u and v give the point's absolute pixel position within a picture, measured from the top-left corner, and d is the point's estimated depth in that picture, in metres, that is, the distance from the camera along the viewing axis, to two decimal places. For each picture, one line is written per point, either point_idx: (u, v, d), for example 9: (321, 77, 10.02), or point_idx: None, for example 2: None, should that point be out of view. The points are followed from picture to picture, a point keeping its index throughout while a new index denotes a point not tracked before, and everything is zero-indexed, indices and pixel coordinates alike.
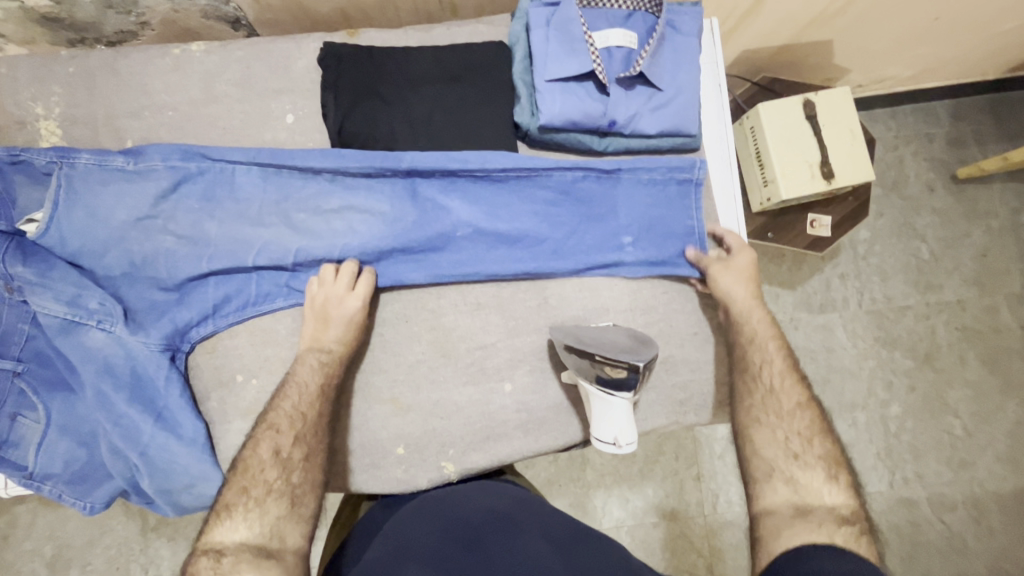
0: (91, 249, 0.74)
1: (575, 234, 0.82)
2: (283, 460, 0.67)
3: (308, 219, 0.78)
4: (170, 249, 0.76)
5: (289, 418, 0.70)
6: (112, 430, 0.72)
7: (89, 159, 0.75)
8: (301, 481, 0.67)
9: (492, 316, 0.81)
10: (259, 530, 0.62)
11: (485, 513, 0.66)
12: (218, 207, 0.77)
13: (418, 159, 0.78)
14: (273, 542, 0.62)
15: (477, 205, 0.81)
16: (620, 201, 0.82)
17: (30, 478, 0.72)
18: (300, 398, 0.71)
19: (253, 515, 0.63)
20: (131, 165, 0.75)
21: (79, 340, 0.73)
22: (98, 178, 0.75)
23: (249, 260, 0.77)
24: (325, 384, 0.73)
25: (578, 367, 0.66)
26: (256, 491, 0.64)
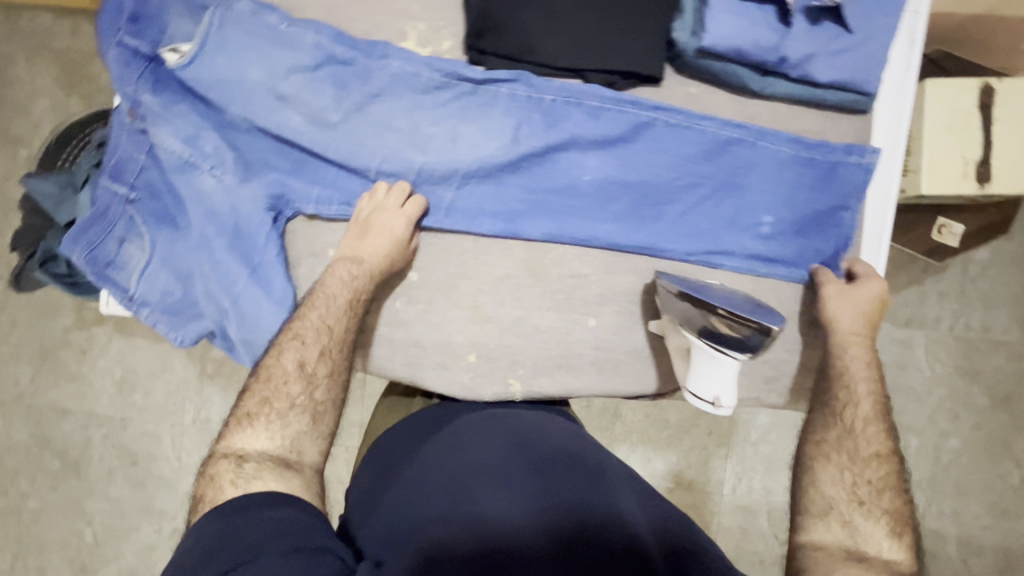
0: (219, 96, 0.73)
1: (707, 205, 0.75)
2: (306, 373, 0.66)
3: (433, 129, 0.74)
4: (295, 123, 0.74)
5: (315, 330, 0.69)
6: (210, 277, 0.75)
7: (247, 7, 0.73)
8: (324, 397, 0.67)
9: (593, 247, 0.76)
10: (279, 441, 0.63)
11: (516, 463, 0.62)
12: (355, 81, 0.74)
13: (566, 86, 0.74)
14: (291, 454, 0.62)
15: (609, 151, 0.75)
16: (767, 177, 0.74)
17: (130, 300, 0.76)
18: (329, 310, 0.70)
19: (275, 426, 0.63)
20: (283, 26, 0.73)
21: (191, 181, 0.74)
22: (246, 28, 0.73)
23: (372, 166, 0.74)
24: (354, 299, 0.71)
25: (686, 317, 0.63)
26: (278, 403, 0.64)
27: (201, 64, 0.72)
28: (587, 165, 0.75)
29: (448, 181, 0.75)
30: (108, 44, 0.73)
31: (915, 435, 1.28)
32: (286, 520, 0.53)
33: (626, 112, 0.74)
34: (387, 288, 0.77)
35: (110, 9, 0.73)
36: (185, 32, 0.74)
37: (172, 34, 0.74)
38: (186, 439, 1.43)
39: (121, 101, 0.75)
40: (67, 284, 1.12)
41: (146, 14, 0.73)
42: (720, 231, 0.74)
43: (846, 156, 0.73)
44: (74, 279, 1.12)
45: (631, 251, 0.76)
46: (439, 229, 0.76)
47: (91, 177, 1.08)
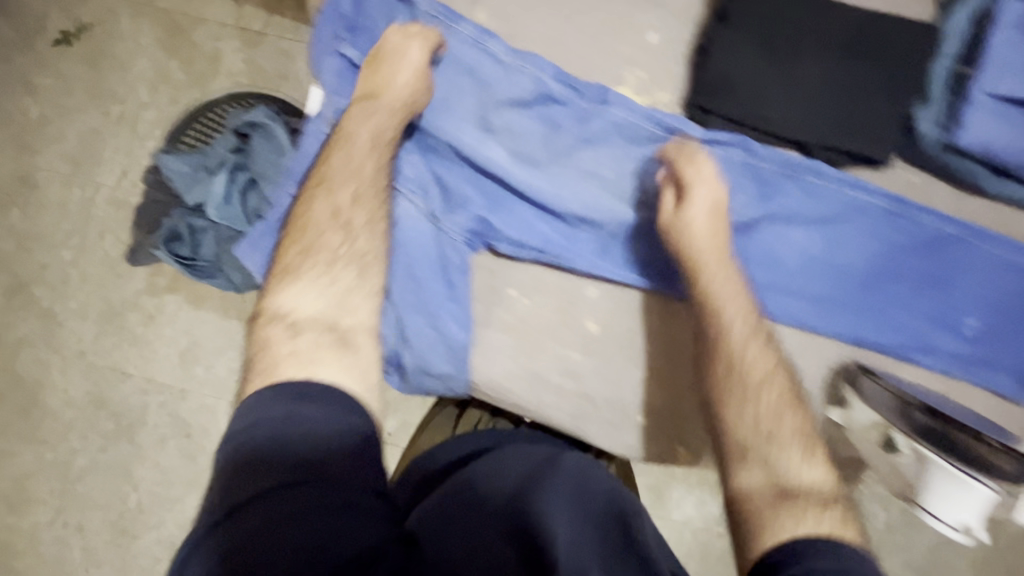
0: (433, 122, 0.72)
1: (910, 297, 0.72)
2: (343, 220, 0.64)
3: (642, 184, 0.73)
4: (502, 159, 0.72)
5: (344, 173, 0.66)
6: (396, 304, 0.73)
7: (470, 32, 0.71)
8: (366, 244, 0.65)
9: (785, 326, 0.74)
10: (327, 289, 0.61)
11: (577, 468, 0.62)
12: (567, 127, 0.72)
13: (787, 157, 0.71)
14: (342, 325, 0.60)
15: (816, 228, 0.72)
16: (978, 278, 0.71)
17: None
18: (356, 151, 0.67)
19: (322, 270, 0.62)
20: (505, 56, 0.71)
21: (389, 205, 0.72)
22: (470, 55, 0.72)
23: (576, 209, 0.72)
24: (380, 136, 0.68)
25: (925, 430, 0.67)
26: (322, 255, 0.63)
27: (420, 88, 0.71)
28: (792, 239, 0.73)
29: (646, 239, 0.74)
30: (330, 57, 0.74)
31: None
32: (351, 438, 0.51)
33: (844, 192, 0.71)
34: (564, 336, 0.75)
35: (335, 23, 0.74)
36: (403, 50, 0.72)
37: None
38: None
39: (328, 114, 0.74)
40: (186, 264, 1.10)
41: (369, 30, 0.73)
42: (919, 328, 0.72)
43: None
44: (193, 260, 1.11)
45: (823, 334, 0.73)
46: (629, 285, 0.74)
47: (231, 160, 1.08)
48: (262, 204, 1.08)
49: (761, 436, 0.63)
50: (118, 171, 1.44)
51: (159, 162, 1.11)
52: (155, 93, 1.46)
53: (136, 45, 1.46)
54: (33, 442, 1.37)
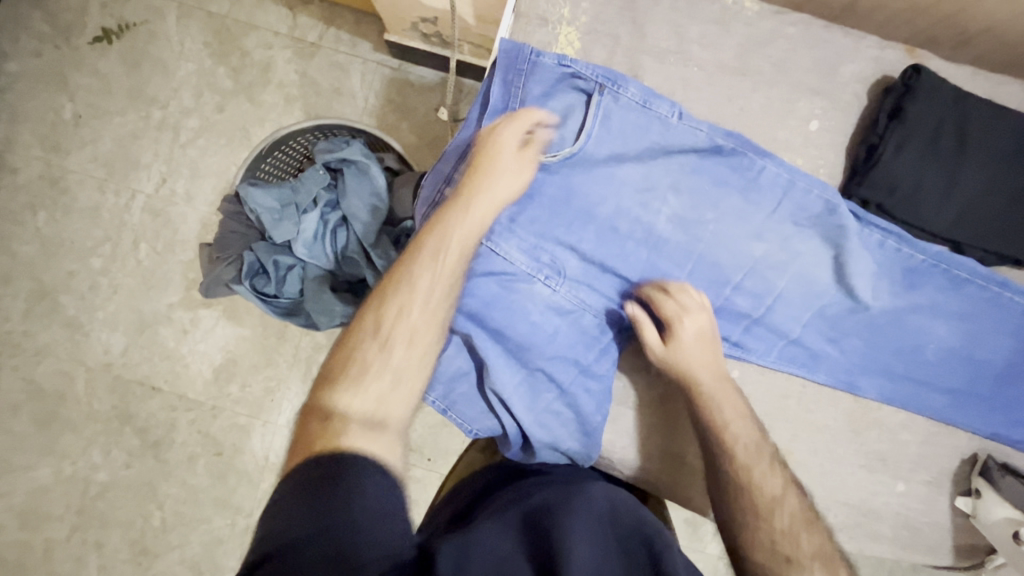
0: (595, 191, 0.72)
1: None
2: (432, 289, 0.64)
3: (789, 266, 0.73)
4: (662, 227, 0.73)
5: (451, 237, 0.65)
6: (529, 380, 0.72)
7: (635, 95, 0.70)
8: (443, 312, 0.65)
9: (918, 414, 0.75)
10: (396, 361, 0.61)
11: (597, 534, 0.56)
12: (715, 213, 0.72)
13: (943, 254, 0.72)
14: (379, 411, 0.57)
15: (960, 321, 0.73)
16: None
17: None
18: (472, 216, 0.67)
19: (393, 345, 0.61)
20: (674, 117, 0.70)
21: (526, 292, 0.72)
22: (638, 116, 0.70)
23: (731, 284, 0.74)
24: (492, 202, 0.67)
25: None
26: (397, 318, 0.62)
27: (586, 154, 0.71)
28: (936, 332, 0.73)
29: (792, 318, 0.74)
30: (466, 130, 0.70)
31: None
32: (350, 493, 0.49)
33: (990, 291, 0.72)
34: None
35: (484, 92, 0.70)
36: (558, 139, 0.70)
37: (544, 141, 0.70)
38: (275, 440, 1.23)
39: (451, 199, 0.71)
40: (268, 300, 1.06)
41: (510, 109, 0.69)
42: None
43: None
44: (275, 297, 1.06)
45: (955, 426, 0.75)
46: (770, 368, 0.75)
47: (320, 198, 1.05)
48: (350, 244, 1.04)
49: (770, 497, 0.64)
50: (157, 179, 1.27)
51: (244, 194, 1.05)
52: (199, 100, 1.28)
53: (181, 49, 1.28)
54: (53, 455, 1.23)
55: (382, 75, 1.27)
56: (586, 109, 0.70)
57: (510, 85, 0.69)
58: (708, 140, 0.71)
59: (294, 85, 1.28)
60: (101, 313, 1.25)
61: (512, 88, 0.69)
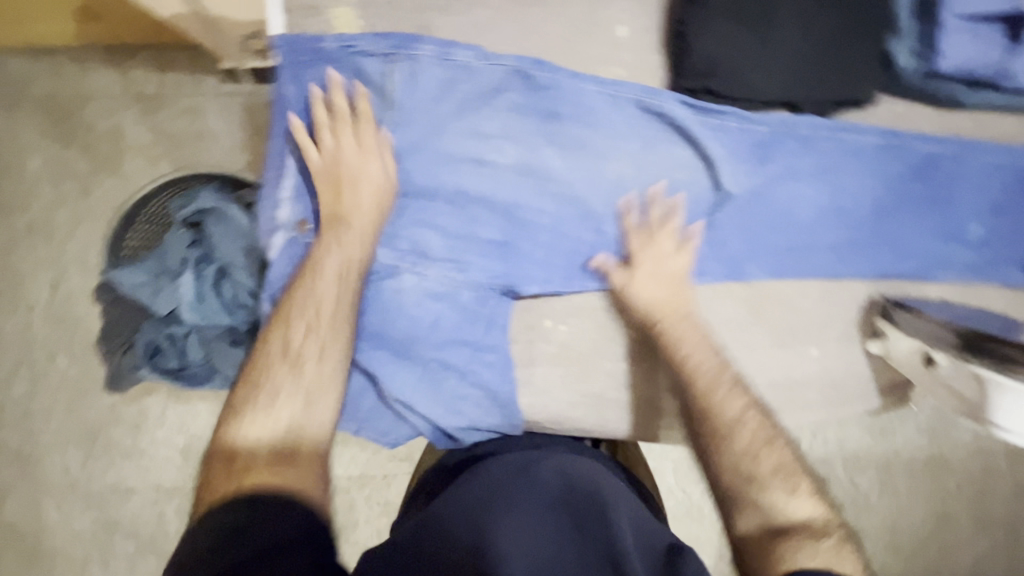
0: (427, 165, 0.68)
1: (917, 222, 0.74)
2: (292, 356, 0.60)
3: (644, 178, 0.71)
4: (509, 179, 0.70)
5: (306, 307, 0.62)
6: (426, 373, 0.70)
7: (430, 52, 0.66)
8: (315, 376, 0.60)
9: (812, 280, 0.75)
10: (274, 429, 0.57)
11: (552, 524, 0.53)
12: (555, 149, 0.69)
13: (783, 117, 0.71)
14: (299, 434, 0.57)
15: (823, 177, 0.73)
16: (969, 184, 0.74)
17: None
18: (323, 285, 0.63)
19: (265, 416, 0.57)
20: (476, 62, 0.67)
21: (396, 284, 0.69)
22: (441, 74, 0.66)
23: (595, 214, 0.71)
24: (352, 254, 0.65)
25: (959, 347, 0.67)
26: (265, 389, 0.58)
27: (404, 129, 0.67)
28: (805, 194, 0.73)
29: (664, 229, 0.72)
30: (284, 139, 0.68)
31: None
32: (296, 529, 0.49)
33: (838, 138, 0.72)
34: (611, 352, 0.75)
35: (277, 100, 0.67)
36: (372, 122, 0.67)
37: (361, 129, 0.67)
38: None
39: (291, 218, 0.68)
40: (178, 376, 1.01)
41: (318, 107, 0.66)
42: (932, 247, 0.75)
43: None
44: (183, 370, 1.01)
45: (849, 278, 0.76)
46: None
47: (191, 255, 0.99)
48: (240, 291, 0.99)
49: (770, 478, 0.59)
50: (49, 285, 1.17)
51: (113, 278, 1.00)
52: (59, 188, 1.18)
53: (15, 143, 1.18)
54: None
55: (232, 102, 1.19)
56: (387, 82, 0.66)
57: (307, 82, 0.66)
58: (519, 75, 0.68)
59: (151, 146, 1.19)
60: (46, 436, 1.16)
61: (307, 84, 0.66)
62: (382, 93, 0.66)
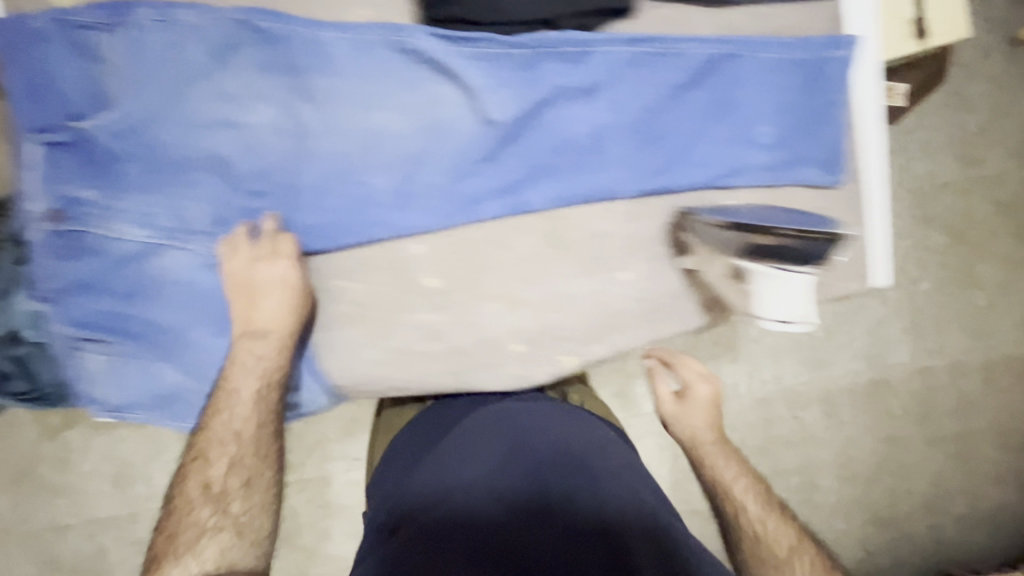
0: (174, 135, 0.65)
1: (705, 129, 0.72)
2: (215, 494, 0.62)
3: (407, 121, 0.69)
4: (263, 139, 0.67)
5: (224, 437, 0.64)
6: (205, 352, 0.68)
7: (151, 17, 0.64)
8: (241, 509, 0.62)
9: (607, 202, 0.73)
10: (203, 565, 0.58)
11: (555, 477, 0.55)
12: (308, 102, 0.67)
13: (540, 36, 0.68)
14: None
15: (595, 95, 0.70)
16: (753, 83, 0.72)
17: (112, 410, 0.69)
18: (235, 412, 0.65)
19: (184, 558, 0.58)
20: (201, 23, 0.65)
21: (161, 263, 0.66)
22: (168, 40, 0.64)
23: (362, 164, 0.69)
24: (266, 383, 0.66)
25: (738, 243, 0.70)
26: (187, 534, 0.60)
27: (139, 100, 0.64)
28: (579, 116, 0.70)
29: (435, 173, 0.70)
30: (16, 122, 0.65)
31: (988, 286, 1.35)
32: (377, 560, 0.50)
33: (607, 52, 0.69)
34: (413, 304, 0.72)
35: (7, 89, 0.65)
36: (106, 97, 0.64)
37: (96, 105, 0.64)
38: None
39: (38, 206, 0.65)
40: None
41: (46, 87, 0.64)
42: (725, 154, 0.72)
43: (828, 55, 0.71)
44: None
45: (644, 197, 0.73)
46: (446, 229, 0.71)
47: None
48: None
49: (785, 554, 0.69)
50: None
51: None
52: None
53: None
54: None
55: None
56: (113, 54, 0.64)
57: (30, 64, 0.64)
58: (252, 30, 0.65)
59: None
60: None
61: (31, 66, 0.64)
62: (110, 65, 0.64)
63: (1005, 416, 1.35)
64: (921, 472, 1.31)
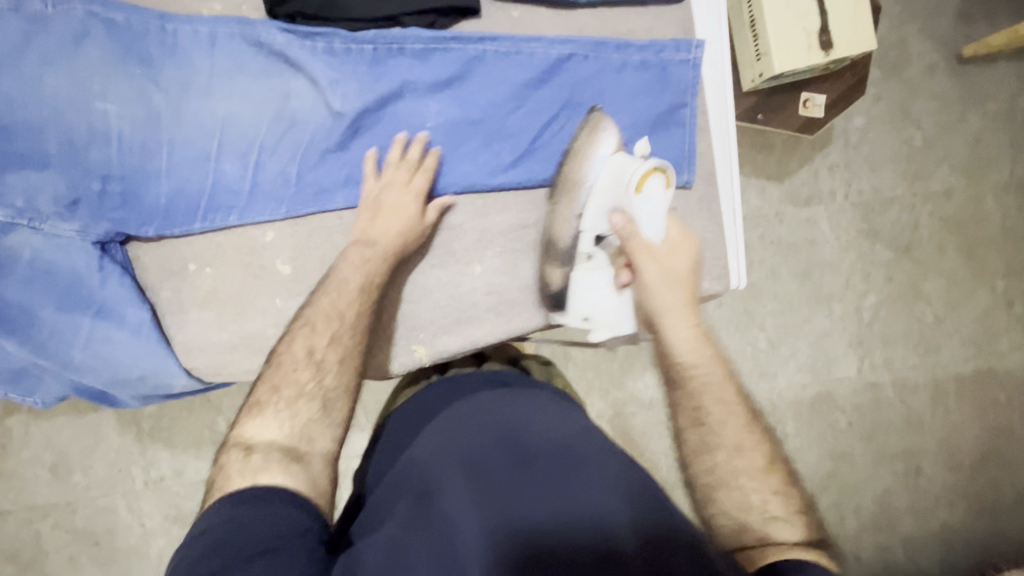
0: (27, 118, 0.68)
1: (551, 126, 0.75)
2: (317, 360, 0.62)
3: (256, 111, 0.71)
4: (115, 125, 0.69)
5: (327, 316, 0.65)
6: (50, 329, 0.69)
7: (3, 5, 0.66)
8: (335, 383, 0.61)
9: (458, 196, 0.75)
10: (290, 427, 0.58)
11: (543, 477, 0.48)
12: (159, 90, 0.70)
13: (384, 33, 0.71)
14: (301, 444, 0.57)
15: (442, 90, 0.73)
16: (598, 83, 0.74)
17: None
18: (340, 297, 0.66)
19: (285, 413, 0.58)
20: (51, 11, 0.67)
21: (11, 241, 0.69)
22: (22, 28, 0.67)
23: (212, 151, 0.71)
24: (368, 282, 0.68)
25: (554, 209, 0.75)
26: (287, 391, 0.60)
27: None
28: (428, 110, 0.73)
29: (285, 163, 0.72)
30: None
31: (935, 302, 1.34)
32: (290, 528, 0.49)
33: (453, 49, 0.72)
34: (265, 290, 0.74)
35: None
36: None
37: None
38: (143, 504, 1.12)
39: None
40: None
41: None
42: (574, 150, 0.75)
43: (673, 57, 0.75)
44: None
45: (494, 191, 0.75)
46: (296, 218, 0.73)
47: None
48: None
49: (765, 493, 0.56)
50: None
51: None
52: None
53: None
54: None
55: None
56: None
57: None
58: (107, 20, 0.68)
59: None
60: None
61: None
62: None
63: (955, 435, 1.32)
64: (867, 490, 1.29)
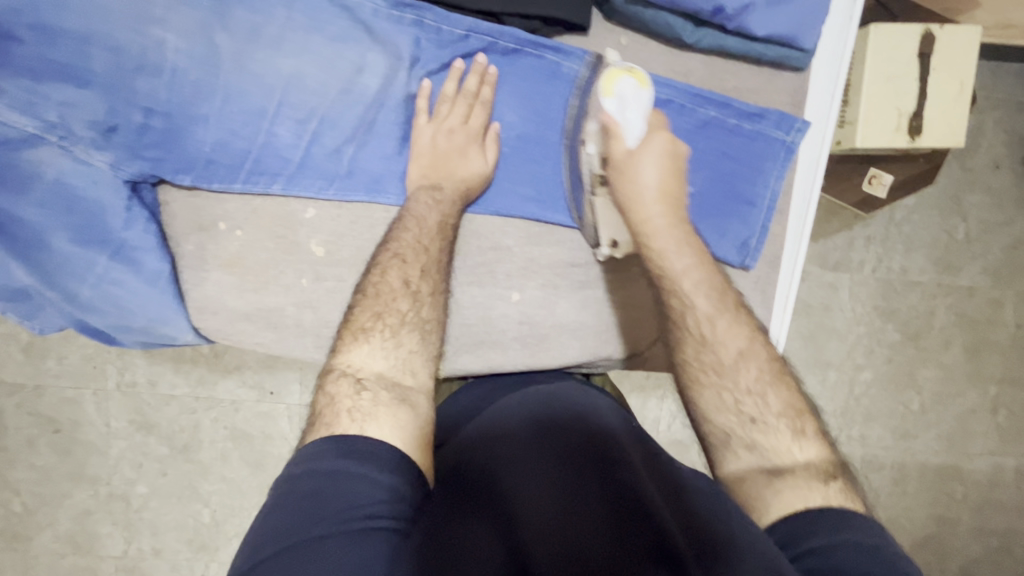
0: (77, 30, 0.61)
1: None
2: (412, 292, 0.61)
3: (322, 76, 0.65)
4: (169, 57, 0.63)
5: (414, 249, 0.63)
6: (54, 258, 0.65)
7: None
8: (430, 316, 0.62)
9: (514, 221, 0.71)
10: (395, 361, 0.57)
11: (591, 466, 0.47)
12: (222, 29, 0.63)
13: (479, 26, 0.66)
14: (406, 378, 0.57)
15: (524, 102, 0.69)
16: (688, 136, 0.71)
17: None
18: (421, 231, 0.64)
19: (390, 344, 0.57)
20: None
21: (33, 159, 0.63)
22: None
23: (269, 110, 0.66)
24: (444, 221, 0.65)
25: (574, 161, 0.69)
26: (390, 319, 0.59)
27: None
28: (504, 120, 0.69)
29: (342, 141, 0.67)
30: None
31: (925, 393, 1.29)
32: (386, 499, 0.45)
33: (545, 60, 0.68)
34: (284, 265, 0.69)
35: None
36: None
37: None
38: (111, 407, 1.09)
39: None
40: None
41: None
42: None
43: (773, 130, 0.70)
44: None
45: (549, 222, 0.71)
46: (338, 201, 0.69)
47: None
48: None
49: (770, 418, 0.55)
50: None
51: None
52: None
53: None
54: None
55: None
56: None
57: None
58: None
59: None
60: None
61: None
62: None
63: (904, 520, 1.29)
64: None
